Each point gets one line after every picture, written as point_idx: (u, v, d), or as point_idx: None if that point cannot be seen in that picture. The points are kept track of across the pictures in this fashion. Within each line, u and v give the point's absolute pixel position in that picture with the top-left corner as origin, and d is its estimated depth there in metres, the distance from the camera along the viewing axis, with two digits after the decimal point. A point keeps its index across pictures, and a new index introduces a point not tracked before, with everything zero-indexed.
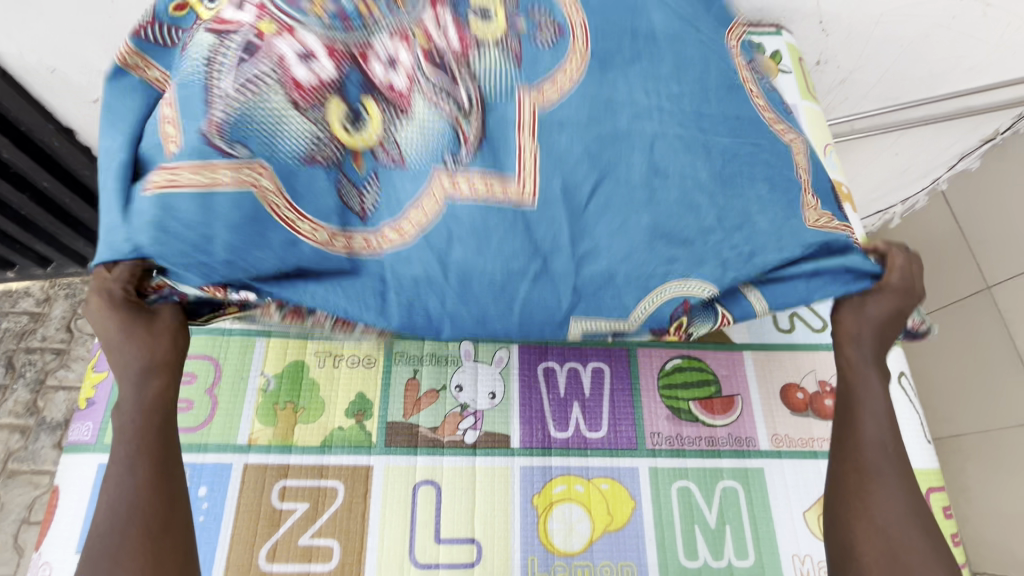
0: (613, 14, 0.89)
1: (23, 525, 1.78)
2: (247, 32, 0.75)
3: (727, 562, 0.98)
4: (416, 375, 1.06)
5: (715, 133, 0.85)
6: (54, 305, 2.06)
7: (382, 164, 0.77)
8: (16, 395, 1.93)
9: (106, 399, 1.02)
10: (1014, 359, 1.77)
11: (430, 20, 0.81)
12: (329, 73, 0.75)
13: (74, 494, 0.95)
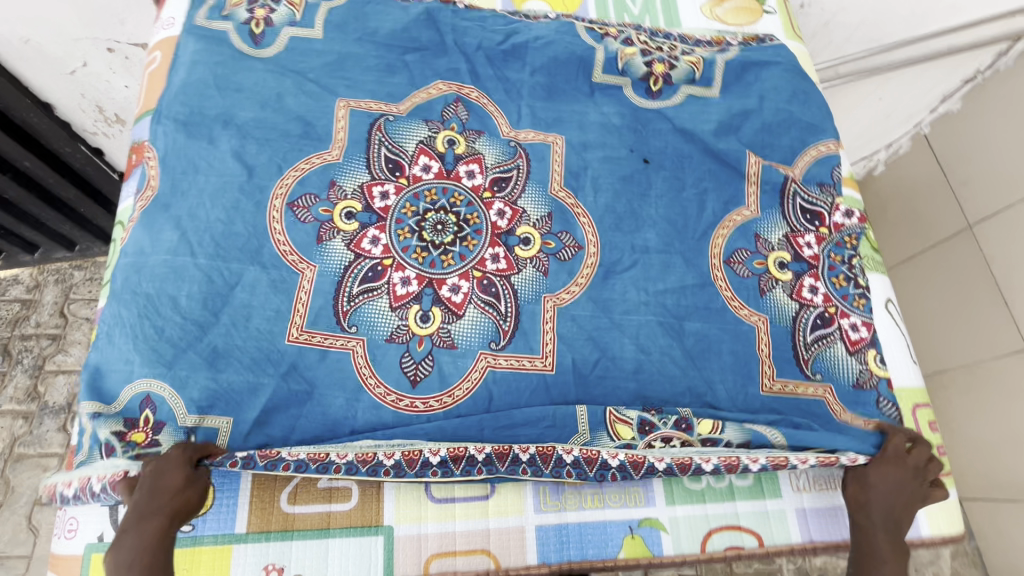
0: (618, 232, 1.12)
1: (36, 506, 1.80)
2: (360, 271, 1.03)
3: (729, 483, 1.05)
4: (413, 350, 1.00)
5: (688, 321, 1.08)
6: (45, 291, 2.04)
7: (436, 349, 1.01)
8: (16, 381, 1.92)
9: None
10: (995, 292, 1.82)
11: (488, 255, 1.07)
12: (409, 305, 1.02)
13: None
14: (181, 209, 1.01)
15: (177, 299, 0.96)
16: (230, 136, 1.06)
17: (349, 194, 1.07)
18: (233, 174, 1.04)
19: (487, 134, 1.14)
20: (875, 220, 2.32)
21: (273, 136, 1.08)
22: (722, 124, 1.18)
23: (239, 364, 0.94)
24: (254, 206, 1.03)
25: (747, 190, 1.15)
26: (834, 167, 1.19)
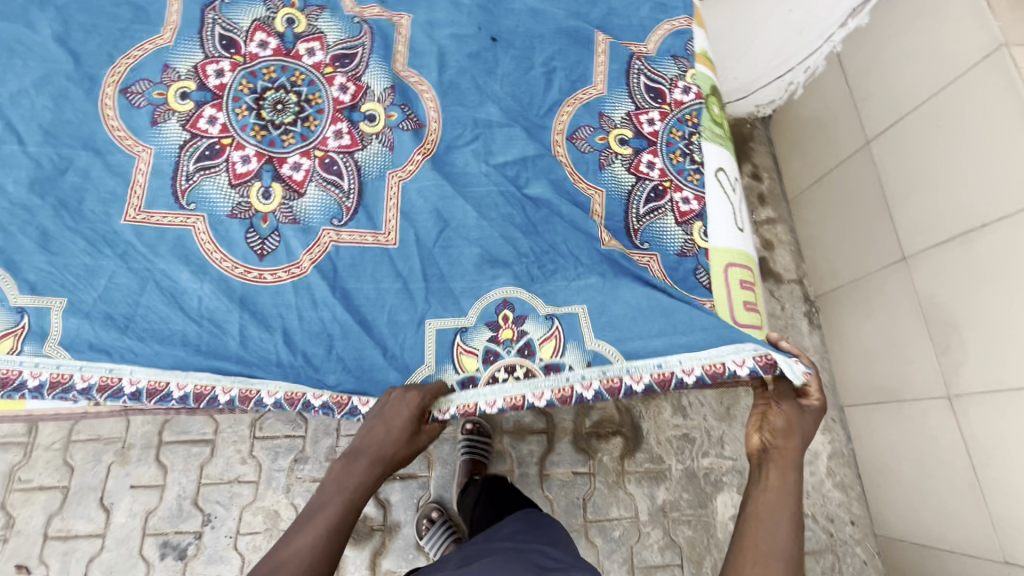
0: (461, 107, 1.08)
1: None
2: (195, 150, 0.97)
3: None
4: (256, 224, 0.96)
5: (532, 192, 1.04)
6: None
7: (281, 225, 0.97)
8: None
9: None
10: (884, 206, 1.88)
11: (330, 133, 1.02)
12: (248, 181, 0.97)
13: None
14: (1, 96, 0.95)
15: (5, 185, 0.91)
16: (51, 21, 1.00)
17: (177, 74, 1.00)
18: (58, 62, 0.98)
19: (329, 10, 1.09)
20: (792, 146, 2.36)
21: (101, 22, 1.02)
22: (568, 3, 1.17)
23: (73, 246, 0.90)
24: (84, 92, 0.97)
25: (595, 61, 1.13)
26: (689, 40, 1.18)
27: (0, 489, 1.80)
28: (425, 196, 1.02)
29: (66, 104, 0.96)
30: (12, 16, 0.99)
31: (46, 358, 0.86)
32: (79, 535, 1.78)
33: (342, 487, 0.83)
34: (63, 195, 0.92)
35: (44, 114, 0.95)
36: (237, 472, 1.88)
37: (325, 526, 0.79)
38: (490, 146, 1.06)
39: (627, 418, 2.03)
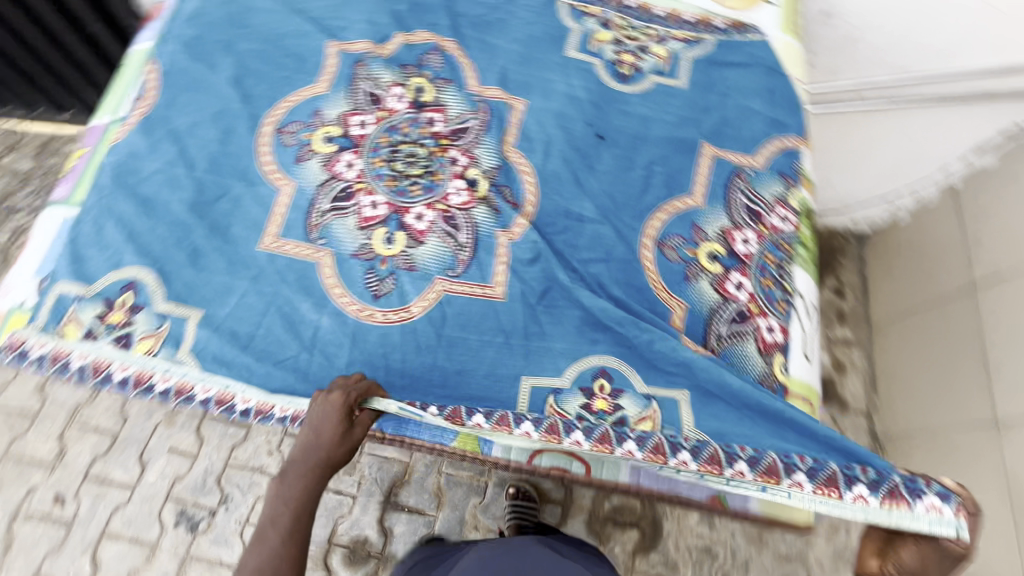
0: (556, 196, 1.14)
1: None
2: (333, 188, 1.10)
3: None
4: (375, 265, 1.06)
5: (609, 288, 1.07)
6: None
7: (398, 269, 1.06)
8: None
9: (83, 169, 1.11)
10: (980, 360, 1.73)
11: (452, 190, 1.12)
12: (372, 222, 1.08)
13: (40, 239, 1.05)
14: (180, 125, 1.13)
15: (169, 206, 1.07)
16: (230, 63, 1.19)
17: (328, 120, 1.15)
18: (230, 100, 1.16)
19: (455, 84, 1.21)
20: (886, 271, 2.22)
21: (271, 69, 1.20)
22: (680, 114, 1.22)
23: (212, 263, 1.03)
24: (248, 126, 1.14)
25: (696, 170, 1.17)
26: (796, 160, 1.19)
27: (63, 420, 1.98)
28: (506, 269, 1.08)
29: (232, 138, 1.13)
30: (200, 54, 1.19)
31: (177, 364, 0.96)
32: (113, 483, 1.91)
33: (283, 505, 0.86)
34: (214, 219, 1.07)
35: (215, 139, 1.12)
36: (262, 461, 1.97)
37: (270, 550, 0.82)
38: (578, 237, 1.11)
39: (649, 513, 1.94)
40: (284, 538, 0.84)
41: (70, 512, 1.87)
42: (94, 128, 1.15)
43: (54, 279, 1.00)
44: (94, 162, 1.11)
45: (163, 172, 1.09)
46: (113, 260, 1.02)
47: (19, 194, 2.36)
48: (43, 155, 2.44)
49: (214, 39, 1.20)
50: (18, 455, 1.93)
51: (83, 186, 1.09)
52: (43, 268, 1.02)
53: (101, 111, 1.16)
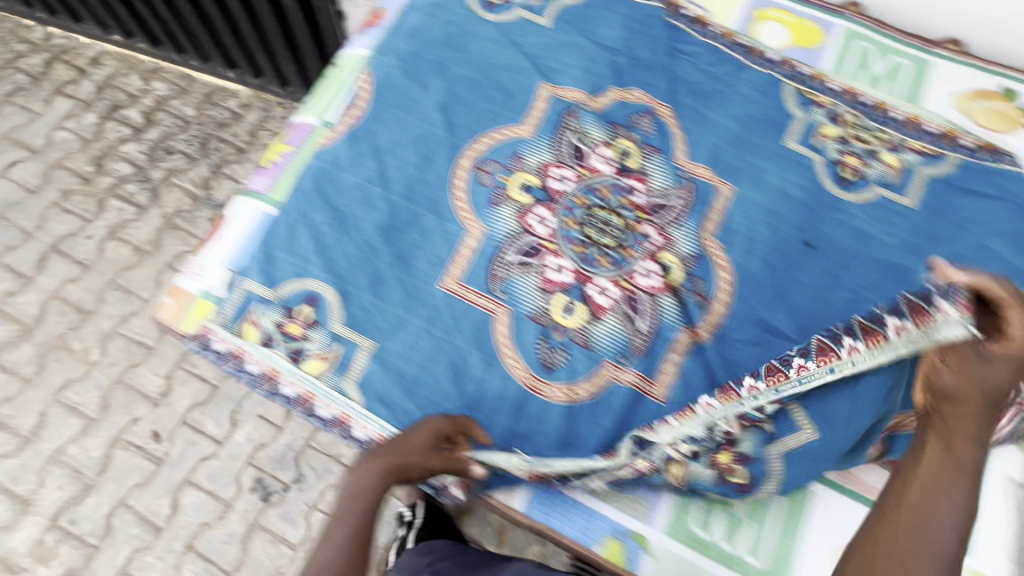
0: (754, 301, 1.03)
1: (166, 267, 2.25)
2: (521, 240, 1.05)
3: (737, 553, 0.93)
4: (548, 334, 0.99)
5: None
6: (250, 112, 2.60)
7: (573, 343, 0.99)
8: (200, 169, 2.44)
9: (282, 166, 1.11)
10: None
11: (640, 270, 1.04)
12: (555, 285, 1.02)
13: (234, 227, 1.07)
14: (384, 142, 1.12)
15: (360, 223, 1.05)
16: (441, 86, 1.16)
17: (527, 165, 1.11)
18: (434, 126, 1.13)
19: (663, 154, 1.13)
20: None
21: (478, 100, 1.16)
22: (909, 237, 1.08)
23: (391, 293, 1.01)
24: (446, 157, 1.11)
25: None
26: None
27: (173, 361, 2.09)
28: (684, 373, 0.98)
29: (429, 165, 1.10)
30: (413, 72, 1.18)
31: (342, 396, 0.96)
32: (205, 433, 2.00)
33: (352, 512, 0.88)
34: (400, 247, 1.04)
35: (413, 164, 1.10)
36: (339, 450, 1.99)
37: (339, 545, 0.85)
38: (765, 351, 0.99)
39: None
40: (353, 532, 0.86)
41: (163, 450, 1.97)
42: (299, 124, 1.15)
43: (245, 277, 1.02)
44: (295, 162, 1.12)
45: (361, 186, 1.08)
46: (299, 268, 1.02)
47: (177, 137, 2.50)
48: (205, 106, 2.58)
49: (427, 58, 1.18)
50: (128, 383, 2.05)
51: (281, 184, 1.10)
52: (235, 261, 1.04)
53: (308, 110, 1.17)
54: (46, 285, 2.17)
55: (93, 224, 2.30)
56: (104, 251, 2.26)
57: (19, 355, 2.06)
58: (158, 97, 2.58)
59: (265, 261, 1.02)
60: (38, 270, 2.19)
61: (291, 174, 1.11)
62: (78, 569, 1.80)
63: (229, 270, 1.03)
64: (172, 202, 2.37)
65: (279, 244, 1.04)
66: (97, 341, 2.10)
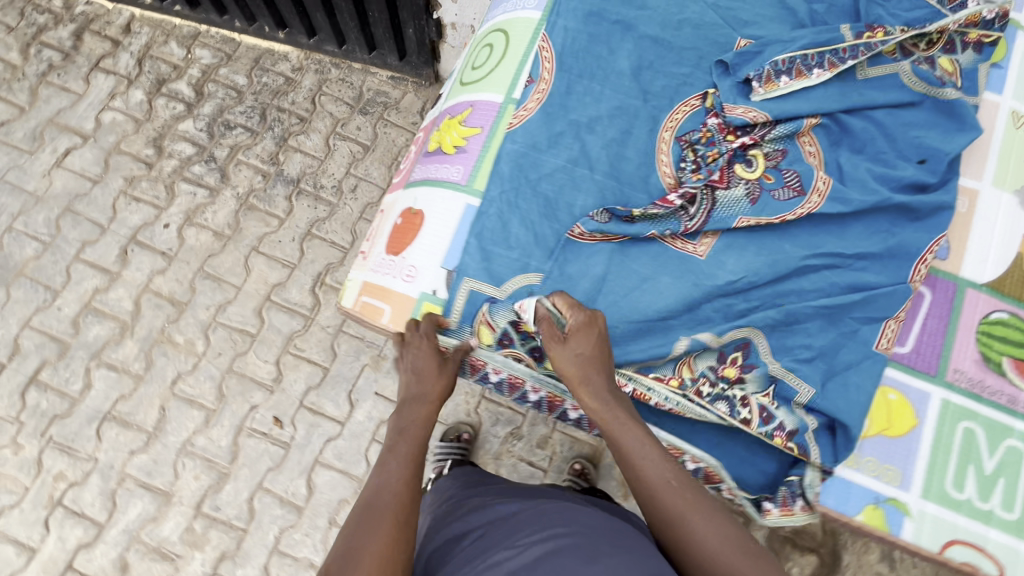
0: None
1: (252, 252, 2.16)
2: (711, 204, 1.09)
3: (991, 506, 1.09)
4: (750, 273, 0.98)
5: None
6: (305, 76, 2.39)
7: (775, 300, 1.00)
8: (265, 143, 2.29)
9: (475, 152, 1.15)
10: None
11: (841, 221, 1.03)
12: (764, 274, 1.08)
13: (436, 223, 1.13)
14: (580, 116, 1.15)
15: (573, 206, 1.12)
16: (629, 49, 1.19)
17: (732, 131, 1.13)
18: (628, 95, 1.16)
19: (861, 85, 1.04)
20: None
21: (667, 59, 1.18)
22: None
23: (623, 273, 1.10)
24: (645, 128, 1.15)
25: None
26: None
27: (280, 346, 2.07)
28: (886, 330, 1.11)
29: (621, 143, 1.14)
30: (596, 35, 1.20)
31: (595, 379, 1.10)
32: (326, 415, 2.00)
33: (410, 442, 0.94)
34: (617, 220, 1.10)
35: (615, 135, 1.14)
36: (459, 419, 2.04)
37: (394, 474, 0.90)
38: (947, 300, 1.18)
39: (830, 541, 1.96)
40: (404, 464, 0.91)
41: (288, 434, 1.98)
42: (484, 104, 1.17)
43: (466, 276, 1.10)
44: (488, 145, 1.15)
45: (566, 166, 1.13)
46: (523, 256, 1.11)
47: (234, 110, 2.33)
48: (256, 73, 2.39)
49: (612, 18, 1.20)
50: (240, 371, 2.03)
51: (478, 172, 1.14)
52: (449, 260, 1.12)
53: (490, 88, 1.18)
54: (133, 279, 2.10)
55: (167, 211, 2.19)
56: (184, 239, 2.16)
57: (124, 352, 2.02)
58: (204, 66, 2.38)
59: (486, 254, 1.10)
60: (122, 264, 2.11)
61: (486, 161, 1.14)
62: (232, 551, 1.86)
63: (444, 269, 1.11)
64: (244, 181, 2.24)
65: (495, 238, 1.11)
66: (200, 332, 2.06)
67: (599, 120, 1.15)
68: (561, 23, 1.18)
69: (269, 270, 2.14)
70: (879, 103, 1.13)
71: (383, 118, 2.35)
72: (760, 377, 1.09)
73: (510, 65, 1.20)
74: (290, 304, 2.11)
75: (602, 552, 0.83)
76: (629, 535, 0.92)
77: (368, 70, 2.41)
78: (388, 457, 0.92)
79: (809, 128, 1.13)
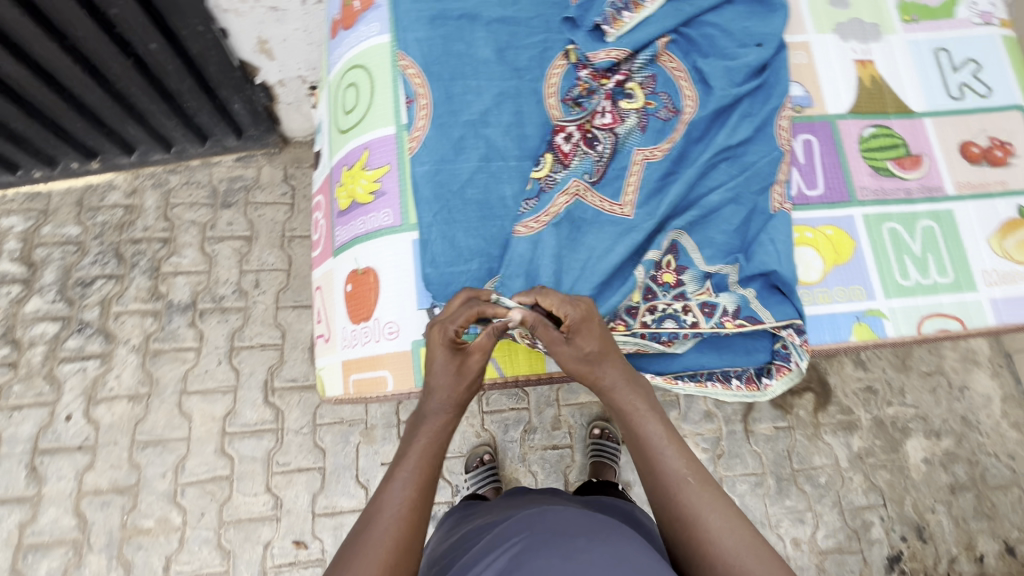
0: None
1: (181, 397, 1.95)
2: (614, 140, 1.18)
3: (933, 280, 1.30)
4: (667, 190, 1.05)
5: None
6: (145, 196, 2.16)
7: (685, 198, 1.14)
8: (136, 282, 2.05)
9: (393, 189, 1.18)
10: None
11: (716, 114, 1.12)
12: (676, 189, 1.15)
13: (390, 272, 1.15)
14: (471, 115, 1.19)
15: (505, 197, 1.16)
16: (483, 38, 1.24)
17: (604, 75, 1.23)
18: (504, 79, 1.22)
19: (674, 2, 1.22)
20: None
21: (519, 31, 1.25)
22: None
23: (578, 237, 1.13)
24: (531, 100, 1.22)
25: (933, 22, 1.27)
26: None
27: (262, 473, 1.90)
28: (774, 194, 1.21)
29: (518, 127, 1.20)
30: (447, 35, 1.23)
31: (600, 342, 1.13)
32: (344, 510, 1.88)
33: (418, 450, 0.93)
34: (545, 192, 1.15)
35: (510, 119, 1.20)
36: (474, 443, 2.02)
37: (407, 477, 0.90)
38: (828, 137, 1.36)
39: (815, 374, 2.20)
40: (418, 464, 0.91)
41: (316, 550, 1.84)
42: (379, 141, 1.20)
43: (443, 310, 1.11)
44: (402, 179, 1.18)
45: (477, 162, 1.17)
46: (483, 261, 1.12)
47: (82, 265, 2.05)
48: (86, 216, 2.11)
49: (454, 13, 1.24)
50: (233, 519, 1.85)
51: (406, 208, 1.17)
52: (421, 300, 1.14)
53: (379, 124, 1.21)
54: (60, 492, 1.81)
55: (63, 402, 1.90)
56: (98, 422, 1.90)
57: (92, 571, 1.76)
58: (22, 234, 2.07)
59: (450, 277, 1.11)
60: (39, 482, 1.82)
61: (408, 194, 1.17)
62: None
63: (422, 309, 1.13)
64: (134, 330, 2.00)
65: (450, 260, 1.12)
66: (168, 505, 1.84)
67: (491, 111, 1.19)
68: (408, 38, 1.20)
69: (210, 405, 1.95)
70: (707, 8, 1.27)
71: (249, 202, 2.19)
72: (695, 277, 1.17)
73: (383, 96, 1.22)
74: (251, 426, 1.94)
75: (579, 549, 0.80)
76: (621, 528, 0.88)
77: (209, 161, 2.22)
78: (395, 464, 0.92)
79: (664, 48, 1.24)
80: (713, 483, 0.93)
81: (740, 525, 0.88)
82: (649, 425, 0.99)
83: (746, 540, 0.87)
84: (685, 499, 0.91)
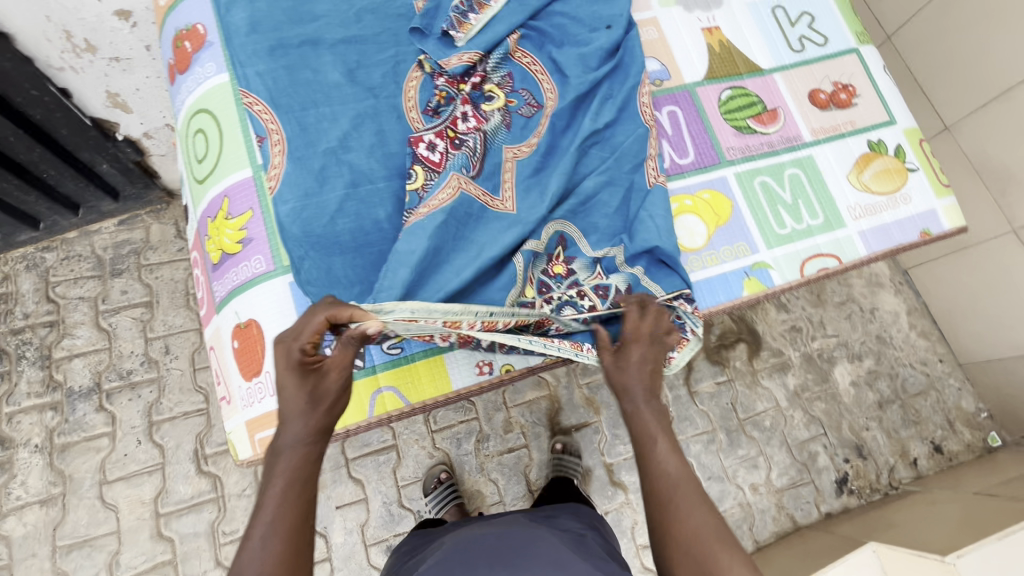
0: None
1: (102, 488, 1.79)
2: (483, 137, 1.16)
3: (806, 224, 1.38)
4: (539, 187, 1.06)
5: None
6: (20, 280, 1.97)
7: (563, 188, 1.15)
8: (26, 375, 1.87)
9: (261, 233, 1.13)
10: (915, 87, 2.16)
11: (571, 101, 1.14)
12: (550, 181, 1.16)
13: (273, 320, 1.10)
14: (330, 142, 1.15)
15: (379, 220, 1.12)
16: (330, 61, 1.20)
17: (460, 80, 1.22)
18: (359, 100, 1.18)
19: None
20: None
21: (368, 50, 1.23)
22: None
23: (458, 238, 1.09)
24: (392, 117, 1.20)
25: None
26: None
27: (208, 547, 1.78)
28: (648, 169, 1.25)
29: (383, 146, 1.17)
30: (291, 64, 1.18)
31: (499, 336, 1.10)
32: None
33: (277, 491, 0.89)
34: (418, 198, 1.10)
35: (372, 140, 1.17)
36: (429, 465, 1.98)
37: (268, 522, 0.86)
38: (690, 106, 1.41)
39: (744, 325, 2.31)
40: (278, 504, 0.88)
41: None
42: (238, 186, 1.15)
43: None
44: (268, 221, 1.13)
45: (345, 190, 1.12)
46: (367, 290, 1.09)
47: None
48: None
49: (294, 40, 1.19)
50: None
51: (278, 251, 1.12)
52: None
53: (236, 167, 1.16)
54: None
55: None
56: (10, 535, 1.73)
57: None
58: None
59: None
60: None
61: (276, 236, 1.12)
62: None
63: None
64: (33, 429, 1.82)
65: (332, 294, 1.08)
66: None
67: (351, 135, 1.16)
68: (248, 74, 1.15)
69: (136, 490, 1.80)
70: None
71: (142, 265, 2.03)
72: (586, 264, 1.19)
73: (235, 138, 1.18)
74: (186, 502, 1.81)
75: None
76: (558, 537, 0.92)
77: (87, 230, 2.05)
78: (256, 513, 0.87)
79: (516, 44, 1.25)
80: (695, 482, 0.97)
81: (710, 517, 0.93)
82: (652, 427, 1.03)
83: (710, 530, 0.91)
84: (668, 489, 0.96)
